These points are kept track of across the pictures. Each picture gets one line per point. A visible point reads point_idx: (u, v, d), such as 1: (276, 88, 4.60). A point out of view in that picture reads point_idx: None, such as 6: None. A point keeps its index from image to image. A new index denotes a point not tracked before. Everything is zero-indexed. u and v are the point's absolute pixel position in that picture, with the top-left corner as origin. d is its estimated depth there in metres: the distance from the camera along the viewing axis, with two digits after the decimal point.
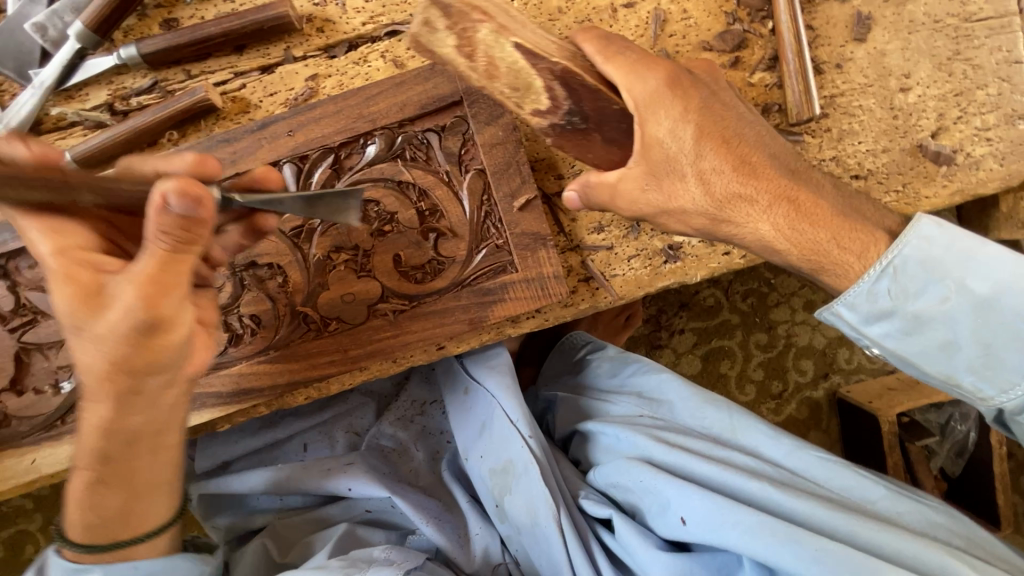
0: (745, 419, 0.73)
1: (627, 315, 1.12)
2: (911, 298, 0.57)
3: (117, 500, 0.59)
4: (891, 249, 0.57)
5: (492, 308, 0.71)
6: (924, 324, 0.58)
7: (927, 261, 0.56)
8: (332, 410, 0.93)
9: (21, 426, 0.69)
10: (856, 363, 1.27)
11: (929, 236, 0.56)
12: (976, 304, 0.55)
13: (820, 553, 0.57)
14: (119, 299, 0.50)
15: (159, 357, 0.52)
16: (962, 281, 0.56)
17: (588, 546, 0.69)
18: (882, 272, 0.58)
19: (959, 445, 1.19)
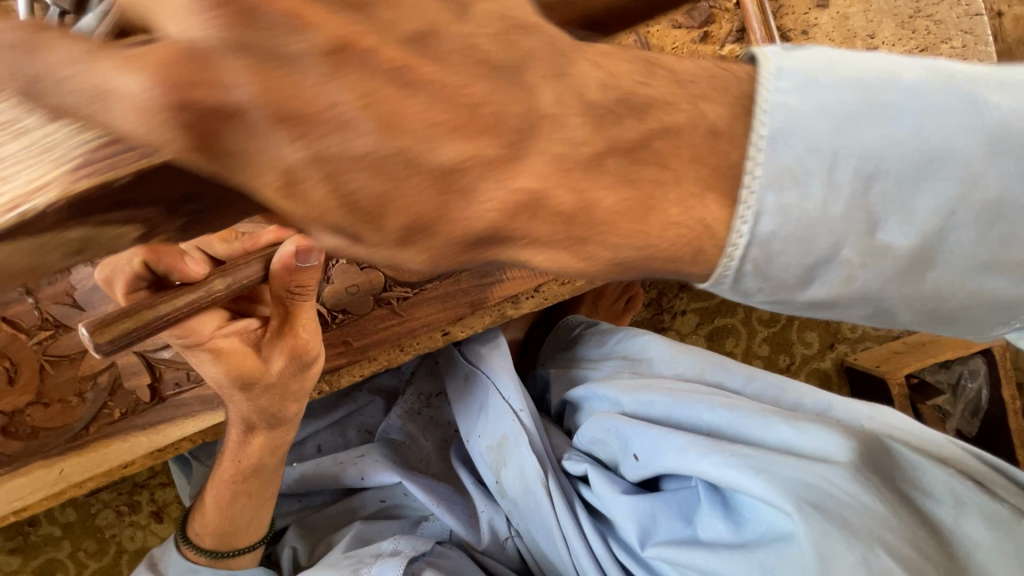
0: (715, 360, 0.75)
1: (628, 298, 1.14)
2: (800, 285, 0.32)
3: (247, 509, 0.70)
4: (740, 226, 0.30)
5: (491, 288, 0.75)
6: (830, 310, 0.33)
7: (811, 225, 0.29)
8: (343, 410, 0.98)
9: (48, 438, 0.71)
10: (861, 331, 1.28)
11: (794, 175, 0.29)
12: (903, 264, 0.31)
13: (738, 458, 0.56)
14: (282, 347, 0.60)
15: (296, 381, 0.63)
16: (873, 233, 0.30)
17: (571, 499, 0.70)
18: (743, 272, 0.31)
19: (973, 405, 1.17)
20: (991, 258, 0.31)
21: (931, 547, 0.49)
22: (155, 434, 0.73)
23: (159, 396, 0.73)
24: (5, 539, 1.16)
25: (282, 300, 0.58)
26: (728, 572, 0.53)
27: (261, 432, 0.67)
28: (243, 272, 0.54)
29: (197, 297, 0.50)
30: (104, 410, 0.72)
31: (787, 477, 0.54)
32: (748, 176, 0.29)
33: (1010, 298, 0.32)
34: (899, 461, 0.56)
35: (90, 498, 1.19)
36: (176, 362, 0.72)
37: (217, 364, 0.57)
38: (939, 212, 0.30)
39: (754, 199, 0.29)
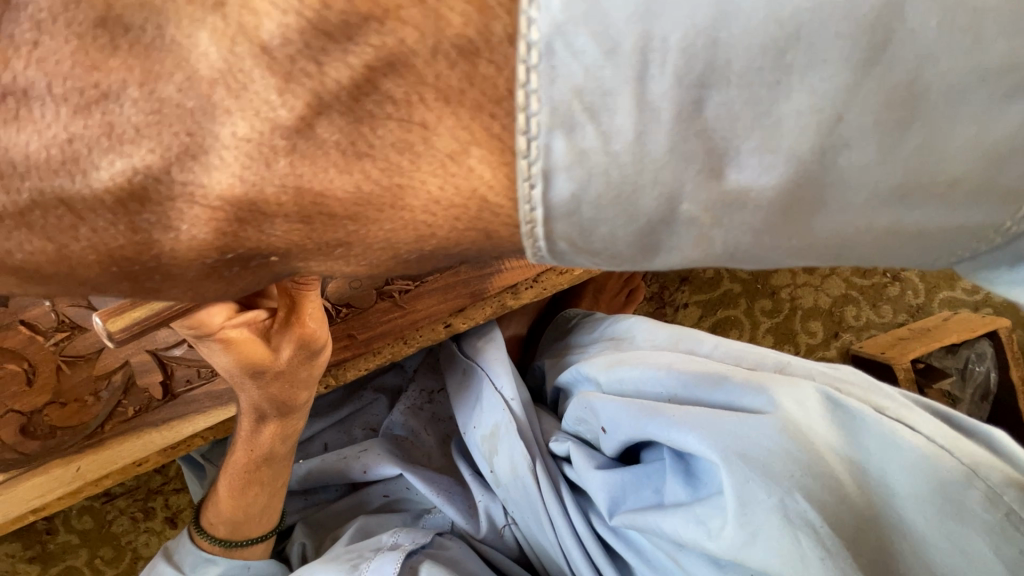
0: (692, 333, 0.77)
1: (629, 291, 1.16)
2: (647, 240, 0.28)
3: (261, 496, 0.73)
4: (529, 191, 0.27)
5: (490, 279, 0.76)
6: (698, 269, 0.30)
7: (625, 181, 0.26)
8: (348, 409, 1.02)
9: (66, 437, 0.73)
10: (864, 319, 1.28)
11: (588, 121, 0.25)
12: (761, 210, 0.26)
13: (676, 416, 0.59)
14: (290, 338, 0.62)
15: (305, 369, 0.66)
16: (715, 177, 0.26)
17: (556, 475, 0.73)
18: (557, 240, 0.29)
19: (983, 389, 1.17)
20: (888, 183, 0.25)
21: (847, 492, 0.50)
22: (168, 431, 0.76)
23: (171, 394, 0.75)
24: (23, 548, 1.18)
25: (289, 290, 0.60)
26: (669, 526, 0.55)
27: (272, 421, 0.69)
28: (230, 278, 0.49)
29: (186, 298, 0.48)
30: (119, 409, 0.74)
31: (721, 431, 0.55)
32: (524, 123, 0.25)
33: (923, 225, 0.27)
34: (838, 415, 0.56)
35: (106, 505, 1.21)
36: (189, 359, 0.74)
37: (227, 353, 0.59)
38: (803, 135, 0.24)
39: (547, 153, 0.26)
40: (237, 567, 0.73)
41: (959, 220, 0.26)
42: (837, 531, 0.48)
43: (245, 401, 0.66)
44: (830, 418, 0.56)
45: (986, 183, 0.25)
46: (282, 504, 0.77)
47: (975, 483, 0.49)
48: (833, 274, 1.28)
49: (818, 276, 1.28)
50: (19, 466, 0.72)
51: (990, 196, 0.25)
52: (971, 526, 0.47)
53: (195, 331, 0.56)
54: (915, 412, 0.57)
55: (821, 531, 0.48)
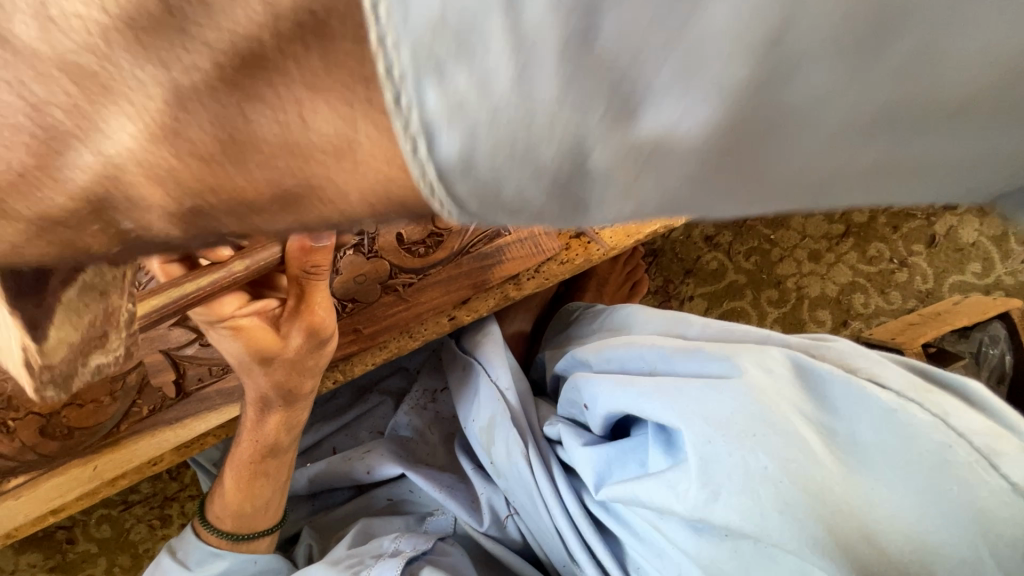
0: (681, 314, 0.79)
1: (631, 285, 1.18)
2: (575, 197, 0.23)
3: (267, 488, 0.75)
4: (412, 153, 0.21)
5: (492, 269, 0.77)
6: (647, 230, 0.26)
7: (515, 136, 0.20)
8: (356, 412, 1.03)
9: (83, 438, 0.74)
10: (874, 306, 1.27)
11: (455, 59, 0.19)
12: (693, 159, 0.22)
13: (643, 389, 0.62)
14: (297, 325, 0.64)
15: (312, 358, 0.68)
16: (624, 122, 0.21)
17: (548, 461, 0.74)
18: (466, 202, 0.22)
19: (999, 371, 1.12)
20: (868, 118, 0.21)
21: (815, 451, 0.52)
22: (181, 429, 0.77)
23: (184, 392, 0.77)
24: (45, 558, 1.20)
25: (299, 281, 0.64)
26: (642, 493, 0.59)
27: (278, 411, 0.70)
28: (260, 255, 0.59)
29: (220, 276, 0.57)
30: (134, 408, 0.76)
31: (688, 396, 0.59)
32: (385, 68, 0.20)
33: (886, 164, 0.23)
34: (805, 376, 0.59)
35: (124, 513, 1.23)
36: (200, 358, 0.77)
37: (237, 340, 0.62)
38: (734, 64, 0.19)
39: (421, 107, 0.20)
40: (242, 562, 0.74)
41: (931, 153, 0.22)
42: (807, 487, 0.50)
43: (250, 389, 0.68)
44: (796, 380, 0.58)
45: (975, 102, 0.20)
46: (286, 497, 0.79)
47: (937, 430, 0.51)
48: (839, 262, 1.27)
49: (824, 264, 1.27)
50: (38, 467, 0.74)
51: (990, 115, 0.21)
52: (933, 474, 0.49)
53: (207, 316, 0.60)
54: (886, 369, 0.58)
55: (784, 486, 0.50)
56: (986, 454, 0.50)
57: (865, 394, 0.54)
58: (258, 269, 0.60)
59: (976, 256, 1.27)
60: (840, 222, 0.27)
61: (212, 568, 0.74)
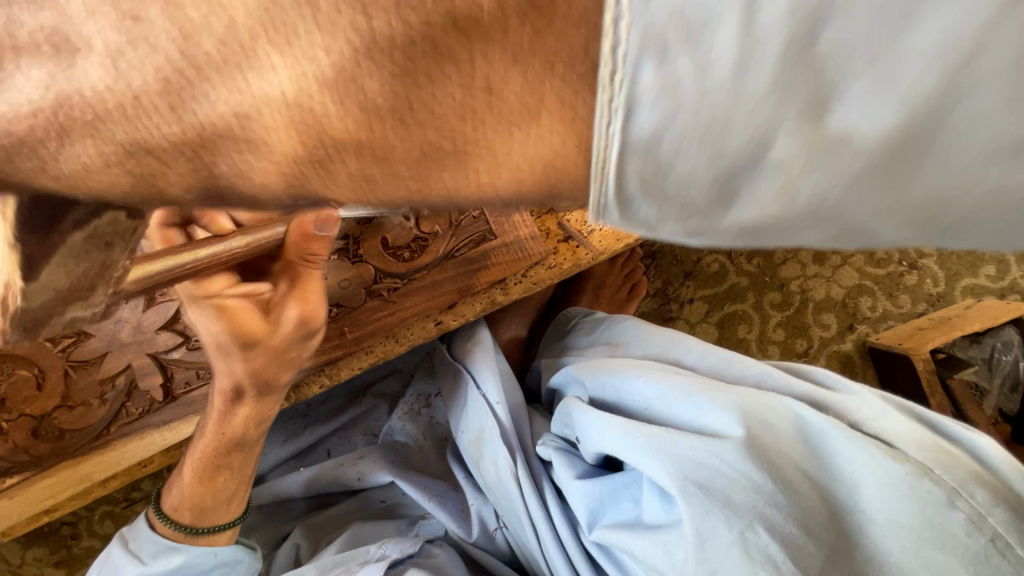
0: (680, 337, 0.77)
1: (631, 287, 1.16)
2: (739, 180, 0.24)
3: (233, 481, 0.77)
4: (604, 124, 0.23)
5: (477, 274, 0.76)
6: (773, 234, 0.27)
7: (704, 115, 0.22)
8: (349, 416, 1.03)
9: (72, 440, 0.76)
10: (881, 310, 1.23)
11: (678, 41, 0.21)
12: (866, 157, 0.23)
13: (639, 439, 0.60)
14: (284, 314, 0.65)
15: (297, 348, 0.68)
16: (819, 118, 0.23)
17: (541, 485, 0.73)
18: (623, 182, 0.25)
19: (1012, 378, 1.12)
20: (981, 143, 0.23)
21: (818, 525, 0.52)
22: (168, 432, 0.78)
23: (171, 395, 0.78)
24: (50, 553, 1.23)
25: (294, 266, 0.65)
26: (638, 549, 0.58)
27: (249, 402, 0.70)
28: (262, 234, 0.62)
29: (221, 249, 0.59)
30: (123, 410, 0.76)
31: (681, 456, 0.57)
32: (608, 38, 0.21)
33: (1004, 189, 0.24)
34: (810, 433, 0.58)
35: (126, 510, 1.25)
36: (186, 361, 0.77)
37: (219, 321, 0.63)
38: (930, 79, 0.21)
39: (631, 81, 0.22)
40: (200, 555, 0.76)
41: None
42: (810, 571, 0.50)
43: (223, 378, 0.67)
44: (801, 437, 0.58)
45: None
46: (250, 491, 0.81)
47: (956, 503, 0.50)
48: (845, 264, 1.24)
49: (830, 267, 1.24)
50: (29, 469, 0.75)
51: None
52: (948, 552, 0.49)
53: (193, 292, 0.63)
54: (894, 424, 0.58)
55: (783, 569, 0.50)
56: (1000, 532, 0.49)
57: (874, 450, 0.54)
58: (258, 246, 0.63)
59: (990, 258, 1.23)
60: (901, 241, 0.28)
61: (167, 564, 0.75)
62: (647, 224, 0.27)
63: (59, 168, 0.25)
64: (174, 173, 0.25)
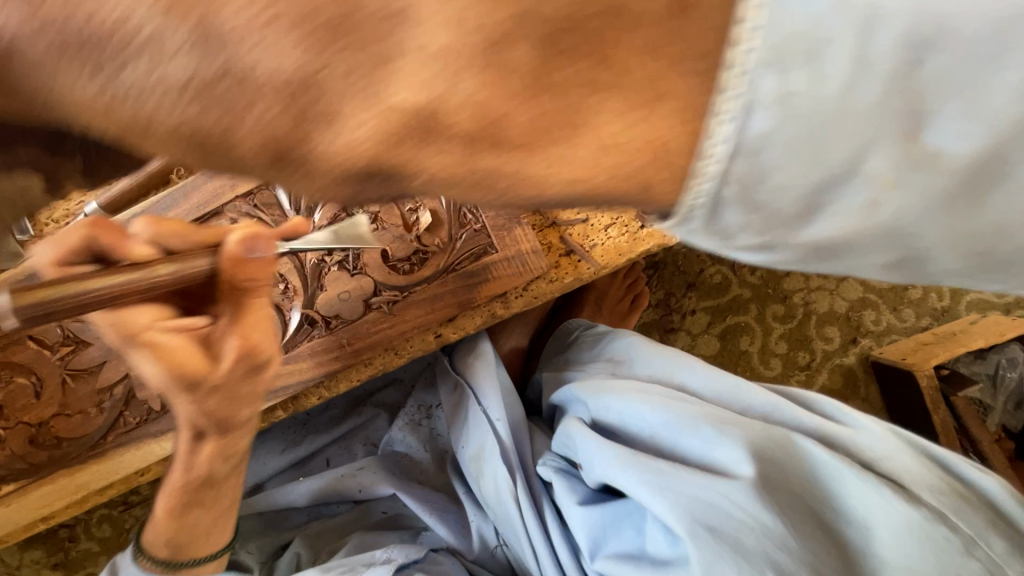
0: (682, 359, 0.76)
1: (633, 297, 1.15)
2: (834, 188, 0.29)
3: (207, 517, 0.75)
4: (720, 126, 0.28)
5: (477, 288, 0.75)
6: (847, 241, 0.31)
7: (817, 126, 0.27)
8: (349, 424, 1.03)
9: (70, 448, 0.75)
10: (885, 324, 1.22)
11: (803, 61, 0.26)
12: (947, 175, 0.28)
13: (646, 473, 0.60)
14: (226, 348, 0.61)
15: (246, 381, 0.66)
16: (913, 137, 0.27)
17: (541, 509, 0.73)
18: (725, 182, 0.29)
19: (1016, 395, 1.10)
20: None
21: (828, 569, 0.52)
22: (166, 442, 0.77)
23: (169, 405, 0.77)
24: (48, 555, 1.23)
25: (230, 295, 0.60)
26: None
27: (213, 438, 0.70)
28: (192, 262, 0.53)
29: (126, 282, 0.47)
30: (121, 419, 0.76)
31: (689, 495, 0.57)
32: (739, 52, 0.26)
33: None
34: (818, 471, 0.58)
35: (124, 514, 1.25)
36: None
37: (156, 360, 0.58)
38: (1005, 115, 0.27)
39: (751, 90, 0.26)
40: None
41: None
42: None
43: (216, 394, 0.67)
44: (810, 475, 0.58)
45: None
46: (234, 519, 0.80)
47: (963, 550, 0.52)
48: (849, 277, 1.23)
49: (834, 279, 1.23)
50: (27, 477, 0.75)
51: None
52: None
53: (117, 332, 0.56)
54: (903, 463, 0.58)
55: None
56: None
57: (885, 493, 0.54)
58: (185, 278, 0.52)
59: None
60: (948, 263, 0.33)
61: None
62: (738, 223, 0.31)
63: (129, 78, 0.28)
64: (250, 107, 0.28)
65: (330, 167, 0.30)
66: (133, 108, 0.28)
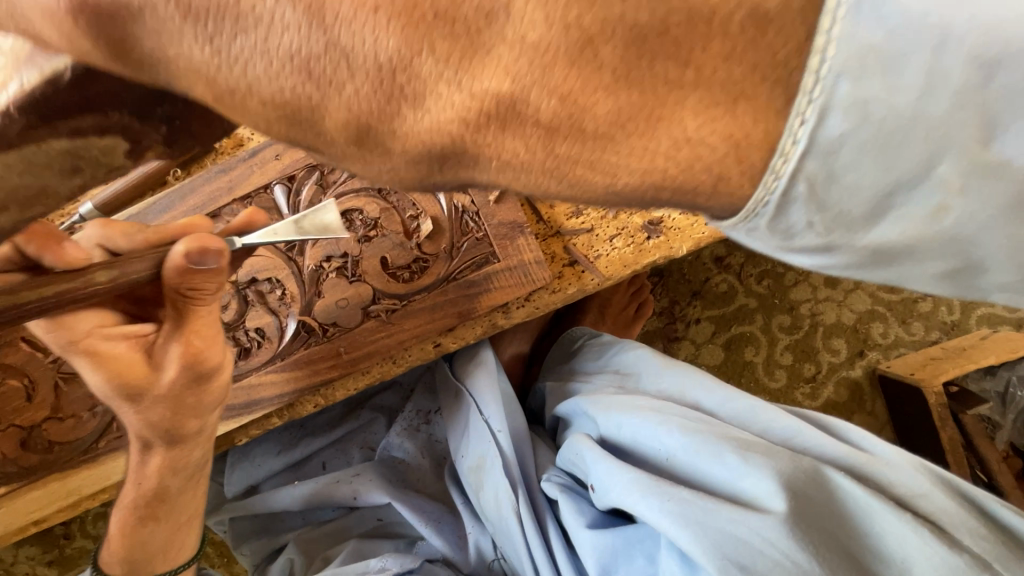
0: (696, 375, 0.75)
1: (637, 305, 1.13)
2: (898, 195, 0.29)
3: (165, 529, 0.74)
4: (797, 126, 0.28)
5: (477, 297, 0.73)
6: (910, 251, 0.31)
7: (891, 131, 0.27)
8: (345, 429, 1.01)
9: (61, 452, 0.74)
10: (893, 337, 1.20)
11: (879, 69, 0.26)
12: (1018, 188, 0.27)
13: (669, 502, 0.58)
14: (170, 355, 0.61)
15: (195, 394, 0.64)
16: (986, 145, 0.27)
17: (546, 529, 0.72)
18: (794, 184, 0.29)
19: None
20: None
21: None
22: None
23: None
24: (43, 552, 1.22)
25: (176, 301, 0.59)
26: None
27: (160, 453, 0.69)
28: (132, 267, 0.52)
29: (66, 288, 0.48)
30: (114, 424, 0.75)
31: (719, 530, 0.56)
32: (816, 63, 0.27)
33: None
34: (849, 505, 0.57)
35: None
36: None
37: (101, 364, 0.60)
38: None
39: (828, 94, 0.27)
40: None
41: None
42: None
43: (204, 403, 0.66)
44: (840, 509, 0.57)
45: None
46: (196, 532, 0.79)
47: None
48: (858, 288, 1.20)
49: (842, 290, 1.20)
50: (18, 480, 0.74)
51: None
52: None
53: (60, 338, 0.59)
54: (930, 501, 0.58)
55: None
56: None
57: (921, 533, 0.54)
58: (126, 285, 0.52)
59: None
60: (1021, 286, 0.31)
61: None
62: (800, 229, 0.31)
63: (239, 45, 0.29)
64: (342, 86, 0.29)
65: (409, 143, 0.31)
66: (237, 74, 0.30)
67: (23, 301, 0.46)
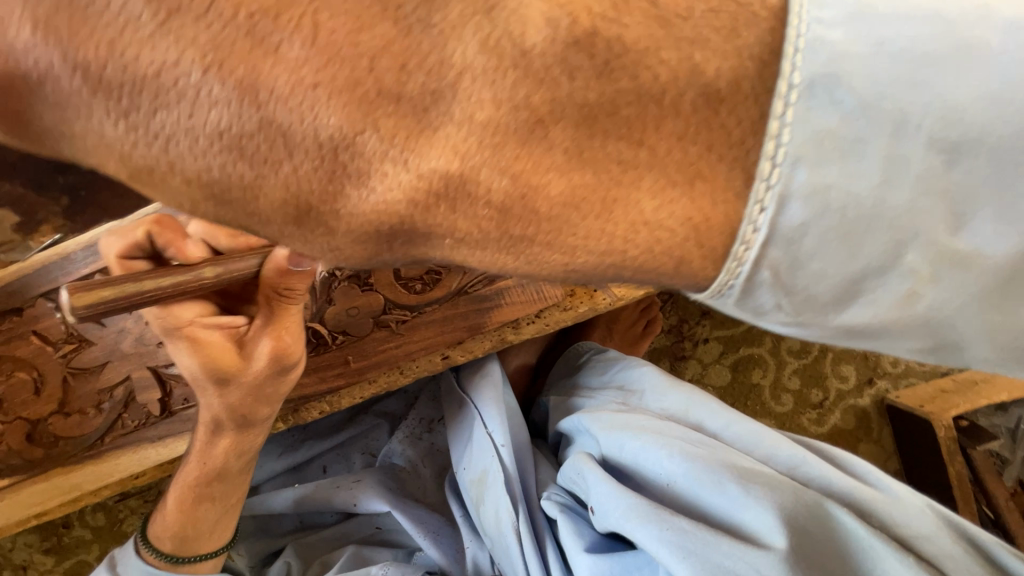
0: (700, 398, 0.74)
1: (646, 322, 1.12)
2: (867, 281, 0.27)
3: (215, 511, 0.75)
4: (756, 214, 0.26)
5: (489, 313, 0.74)
6: (883, 332, 0.29)
7: (856, 220, 0.26)
8: (348, 433, 1.01)
9: (67, 447, 0.74)
10: (904, 366, 1.19)
11: (838, 158, 0.25)
12: (985, 275, 0.27)
13: (669, 532, 0.58)
14: (256, 351, 0.61)
15: (272, 385, 0.65)
16: (951, 234, 0.26)
17: (544, 549, 0.72)
18: (759, 270, 0.27)
19: None
20: None
21: None
22: (162, 447, 0.76)
23: (168, 410, 0.76)
24: (41, 539, 1.22)
25: (270, 301, 0.60)
26: None
27: (228, 435, 0.68)
28: (236, 265, 0.55)
29: (185, 280, 0.52)
30: (119, 422, 0.75)
31: (717, 563, 0.55)
32: (771, 149, 0.25)
33: None
34: (849, 545, 0.56)
35: (119, 504, 1.24)
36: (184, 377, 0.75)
37: (194, 354, 0.60)
38: None
39: (788, 182, 0.25)
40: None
41: None
42: None
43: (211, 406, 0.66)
44: (841, 548, 0.56)
45: None
46: (235, 521, 0.79)
47: None
48: None
49: None
50: (24, 472, 0.74)
51: None
52: None
53: (164, 323, 0.59)
54: (934, 544, 0.57)
55: None
56: None
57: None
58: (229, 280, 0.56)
59: None
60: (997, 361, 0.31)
61: None
62: (768, 309, 0.29)
63: (160, 121, 0.25)
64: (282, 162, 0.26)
65: (353, 225, 0.28)
66: (157, 149, 0.25)
67: (146, 288, 0.50)
